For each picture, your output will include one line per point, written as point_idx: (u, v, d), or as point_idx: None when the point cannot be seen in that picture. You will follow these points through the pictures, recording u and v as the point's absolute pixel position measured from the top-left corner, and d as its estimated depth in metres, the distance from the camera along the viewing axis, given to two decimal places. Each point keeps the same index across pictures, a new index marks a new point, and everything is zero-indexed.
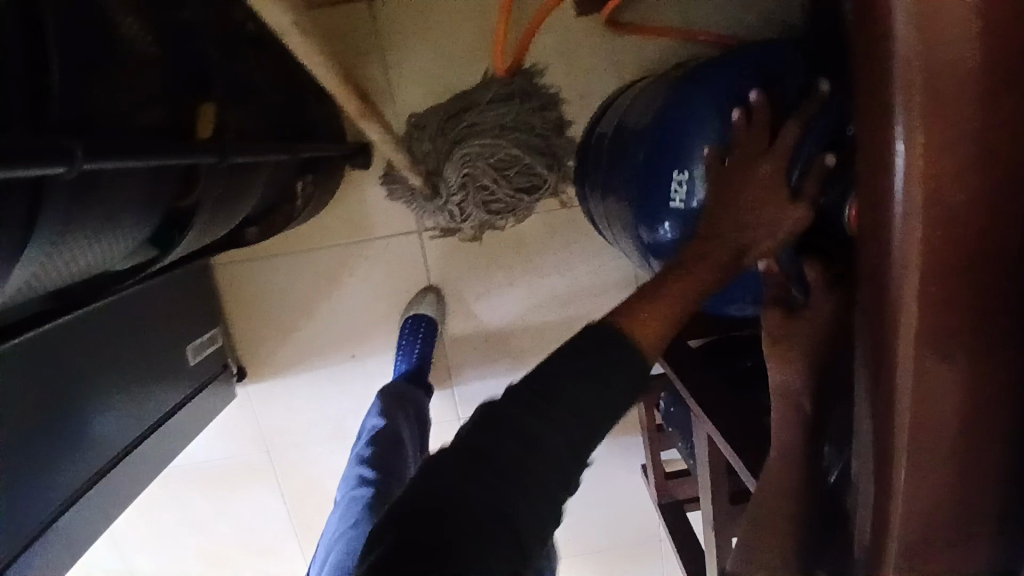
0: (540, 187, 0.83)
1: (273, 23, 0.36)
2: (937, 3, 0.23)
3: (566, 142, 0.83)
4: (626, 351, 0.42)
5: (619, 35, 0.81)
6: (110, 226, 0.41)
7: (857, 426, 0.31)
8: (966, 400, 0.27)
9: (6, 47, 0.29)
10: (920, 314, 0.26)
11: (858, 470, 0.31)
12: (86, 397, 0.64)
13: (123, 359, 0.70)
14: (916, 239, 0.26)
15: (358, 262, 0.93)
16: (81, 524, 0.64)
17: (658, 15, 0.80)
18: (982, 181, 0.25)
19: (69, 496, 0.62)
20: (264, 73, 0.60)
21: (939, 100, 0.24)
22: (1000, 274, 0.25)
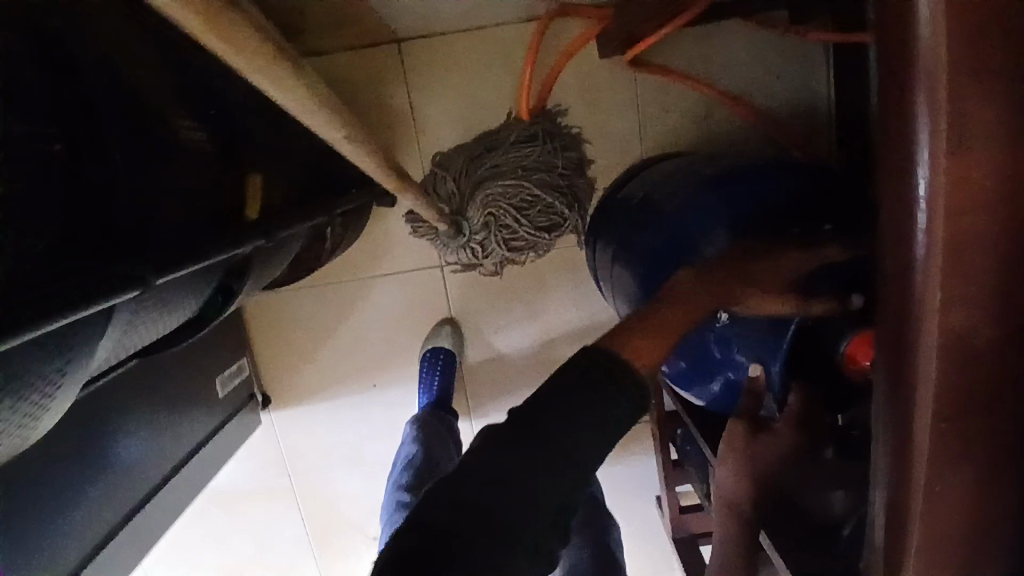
0: (561, 226, 0.84)
1: (311, 114, 0.38)
2: (963, 139, 0.23)
3: (586, 181, 0.84)
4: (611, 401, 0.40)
5: (641, 78, 0.82)
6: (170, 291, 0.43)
7: (875, 519, 0.32)
8: (969, 503, 0.29)
9: None
10: (933, 425, 0.27)
11: (870, 550, 0.33)
12: (115, 439, 0.65)
13: (153, 399, 0.72)
14: (933, 358, 0.26)
15: (381, 296, 0.95)
16: (115, 561, 0.66)
17: (680, 59, 0.81)
18: (996, 308, 0.25)
19: (95, 539, 0.64)
20: (298, 126, 0.62)
21: (959, 232, 0.24)
22: (1010, 396, 0.27)
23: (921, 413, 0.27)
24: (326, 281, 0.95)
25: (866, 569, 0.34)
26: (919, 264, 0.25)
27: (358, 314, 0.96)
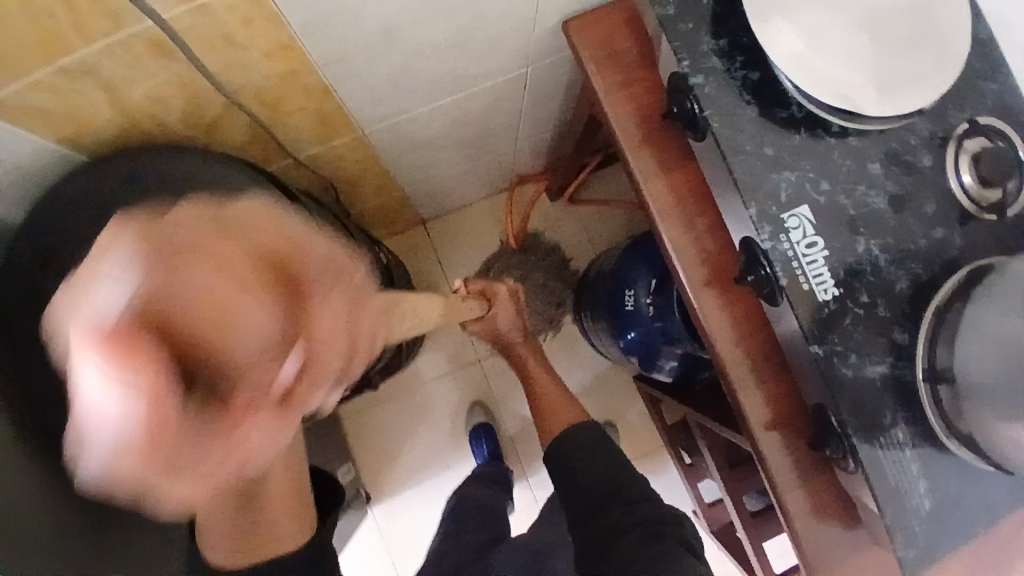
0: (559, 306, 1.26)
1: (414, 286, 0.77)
2: (666, 169, 0.67)
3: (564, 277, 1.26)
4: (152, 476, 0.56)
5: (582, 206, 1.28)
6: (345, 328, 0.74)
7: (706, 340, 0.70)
8: (730, 308, 0.67)
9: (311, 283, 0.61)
10: (701, 278, 0.67)
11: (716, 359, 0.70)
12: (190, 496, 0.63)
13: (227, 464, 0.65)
14: (690, 249, 0.67)
15: (437, 394, 1.27)
16: None
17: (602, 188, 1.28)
18: (703, 225, 0.67)
19: None
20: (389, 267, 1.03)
21: (676, 200, 0.67)
22: (726, 256, 0.67)
23: (695, 279, 0.67)
24: (400, 392, 1.26)
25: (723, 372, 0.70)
26: (668, 215, 0.67)
27: (425, 408, 1.27)
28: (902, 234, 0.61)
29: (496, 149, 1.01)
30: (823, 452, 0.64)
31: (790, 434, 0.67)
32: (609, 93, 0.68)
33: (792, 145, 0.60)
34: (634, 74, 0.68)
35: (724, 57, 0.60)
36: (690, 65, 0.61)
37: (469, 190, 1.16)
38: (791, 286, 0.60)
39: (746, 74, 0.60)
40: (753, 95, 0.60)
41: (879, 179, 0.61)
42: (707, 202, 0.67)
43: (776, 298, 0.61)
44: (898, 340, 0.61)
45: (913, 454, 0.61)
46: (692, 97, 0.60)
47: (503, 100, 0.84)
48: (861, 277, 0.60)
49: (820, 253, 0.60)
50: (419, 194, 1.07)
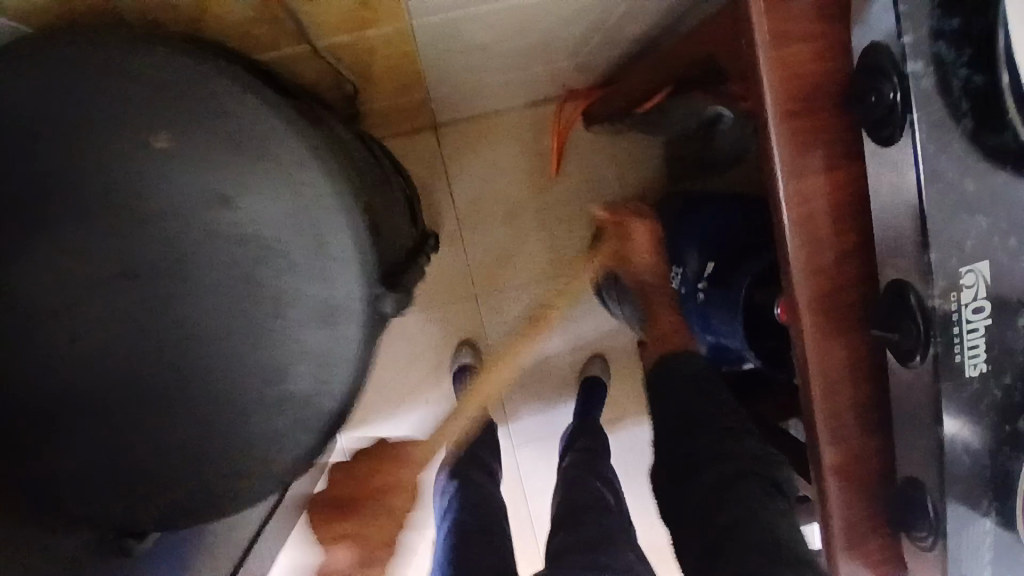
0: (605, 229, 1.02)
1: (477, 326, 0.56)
2: (809, 164, 0.52)
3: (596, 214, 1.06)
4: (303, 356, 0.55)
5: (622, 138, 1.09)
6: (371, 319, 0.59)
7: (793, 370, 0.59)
8: (837, 344, 0.56)
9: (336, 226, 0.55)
10: (811, 305, 0.55)
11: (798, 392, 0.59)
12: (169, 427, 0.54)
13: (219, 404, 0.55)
14: (809, 268, 0.54)
15: (422, 323, 1.14)
16: None
17: None
18: (837, 242, 0.54)
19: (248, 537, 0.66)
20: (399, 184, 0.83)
21: (811, 205, 0.53)
22: (854, 284, 0.54)
23: (805, 304, 0.55)
24: None
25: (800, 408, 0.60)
26: (795, 222, 0.53)
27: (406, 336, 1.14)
28: None
29: (547, 62, 0.81)
30: (902, 525, 0.57)
31: (860, 495, 0.59)
32: (760, 52, 0.50)
33: (992, 181, 0.46)
34: (804, 28, 0.50)
35: (952, 44, 0.43)
36: (911, 42, 0.43)
37: (497, 100, 0.96)
38: (940, 356, 0.48)
39: (969, 76, 0.44)
40: (966, 107, 0.44)
41: None
42: (850, 214, 0.53)
43: (913, 359, 0.50)
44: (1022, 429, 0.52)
45: (991, 544, 0.55)
46: (894, 87, 0.44)
47: (591, 13, 0.64)
48: (1013, 357, 0.50)
49: (984, 325, 0.48)
50: (441, 98, 0.86)
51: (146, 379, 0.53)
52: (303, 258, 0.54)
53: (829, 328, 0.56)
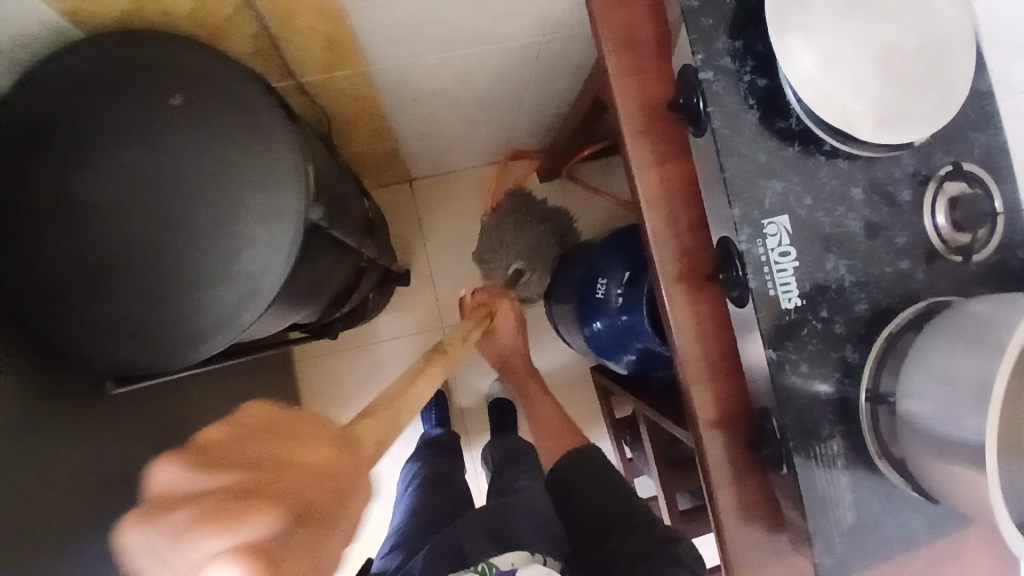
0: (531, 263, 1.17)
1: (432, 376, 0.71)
2: (657, 156, 0.69)
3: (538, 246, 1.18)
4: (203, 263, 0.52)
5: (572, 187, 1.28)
6: (264, 228, 0.52)
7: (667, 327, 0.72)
8: (694, 297, 0.70)
9: (232, 123, 0.52)
10: (669, 265, 0.69)
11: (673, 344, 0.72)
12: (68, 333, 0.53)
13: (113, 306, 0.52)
14: (665, 235, 0.69)
15: (394, 352, 1.27)
16: None
17: (595, 175, 1.29)
18: (686, 215, 0.69)
19: None
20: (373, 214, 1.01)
21: (662, 187, 0.69)
22: (705, 248, 0.69)
23: (665, 265, 0.70)
24: (357, 345, 1.27)
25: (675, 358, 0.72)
26: (649, 201, 0.69)
27: (377, 365, 1.27)
28: (870, 257, 0.64)
29: (492, 119, 1.02)
30: (763, 453, 0.67)
31: (730, 434, 0.70)
32: (615, 76, 0.69)
33: (784, 155, 0.62)
34: (647, 61, 0.69)
35: (737, 58, 0.62)
36: (702, 60, 0.62)
37: (462, 155, 1.17)
38: (759, 291, 0.62)
39: (754, 80, 0.62)
40: (754, 101, 0.62)
41: (857, 204, 0.64)
42: (692, 194, 0.69)
43: (743, 300, 0.63)
44: (850, 358, 0.63)
45: (844, 469, 0.64)
46: (699, 91, 0.62)
47: (514, 66, 0.84)
48: (825, 293, 0.63)
49: (793, 264, 0.62)
50: (411, 149, 1.07)
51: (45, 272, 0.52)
52: (257, 216, 0.52)
53: (686, 286, 0.70)
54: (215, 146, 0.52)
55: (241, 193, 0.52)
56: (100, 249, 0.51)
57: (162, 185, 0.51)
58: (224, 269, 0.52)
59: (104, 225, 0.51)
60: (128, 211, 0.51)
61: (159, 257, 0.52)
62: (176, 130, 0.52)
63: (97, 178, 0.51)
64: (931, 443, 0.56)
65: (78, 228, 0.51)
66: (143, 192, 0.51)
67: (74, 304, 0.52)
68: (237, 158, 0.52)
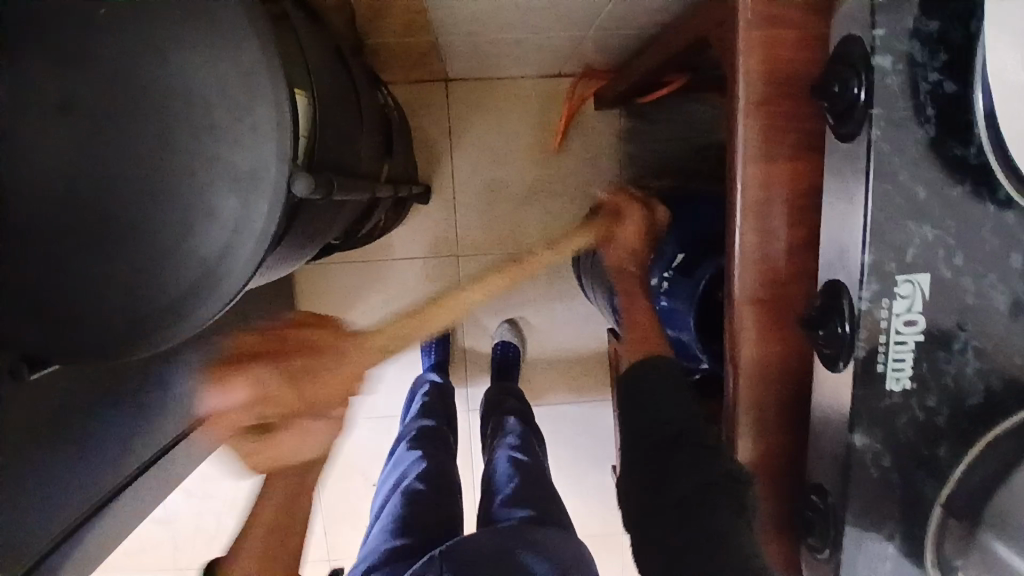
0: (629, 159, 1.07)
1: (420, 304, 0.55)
2: (770, 151, 0.52)
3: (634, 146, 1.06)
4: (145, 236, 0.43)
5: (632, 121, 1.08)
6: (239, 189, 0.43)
7: (726, 359, 0.59)
8: (771, 335, 0.56)
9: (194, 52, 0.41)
10: (750, 292, 0.55)
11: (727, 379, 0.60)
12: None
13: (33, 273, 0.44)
14: (755, 255, 0.54)
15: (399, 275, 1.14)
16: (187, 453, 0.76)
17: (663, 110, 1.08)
18: (788, 234, 0.53)
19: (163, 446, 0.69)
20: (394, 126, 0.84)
21: (766, 194, 0.53)
22: (802, 280, 0.54)
23: (745, 290, 0.55)
24: (361, 259, 1.14)
25: (725, 395, 0.60)
26: (745, 208, 0.53)
27: (379, 284, 1.15)
28: (1008, 342, 0.49)
29: (558, 27, 0.81)
30: (806, 527, 0.57)
31: (767, 493, 0.60)
32: (743, 29, 0.50)
33: (945, 195, 0.45)
34: (793, 13, 0.49)
35: (926, 44, 0.43)
36: (878, 37, 0.43)
37: (511, 62, 0.96)
38: (864, 361, 0.48)
39: (939, 81, 0.43)
40: (931, 112, 0.44)
41: (1013, 273, 0.48)
42: (804, 209, 0.53)
43: (837, 363, 0.50)
44: (940, 458, 0.51)
45: (891, 572, 0.54)
46: (861, 82, 0.44)
47: None
48: (938, 379, 0.49)
49: (913, 338, 0.47)
50: (453, 46, 0.87)
51: None
52: (220, 176, 0.43)
53: (765, 320, 0.56)
54: (165, 83, 0.41)
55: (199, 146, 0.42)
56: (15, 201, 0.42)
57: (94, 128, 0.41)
58: (179, 237, 0.43)
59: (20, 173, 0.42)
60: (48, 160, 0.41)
61: (104, 207, 0.42)
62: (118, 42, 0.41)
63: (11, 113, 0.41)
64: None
65: None
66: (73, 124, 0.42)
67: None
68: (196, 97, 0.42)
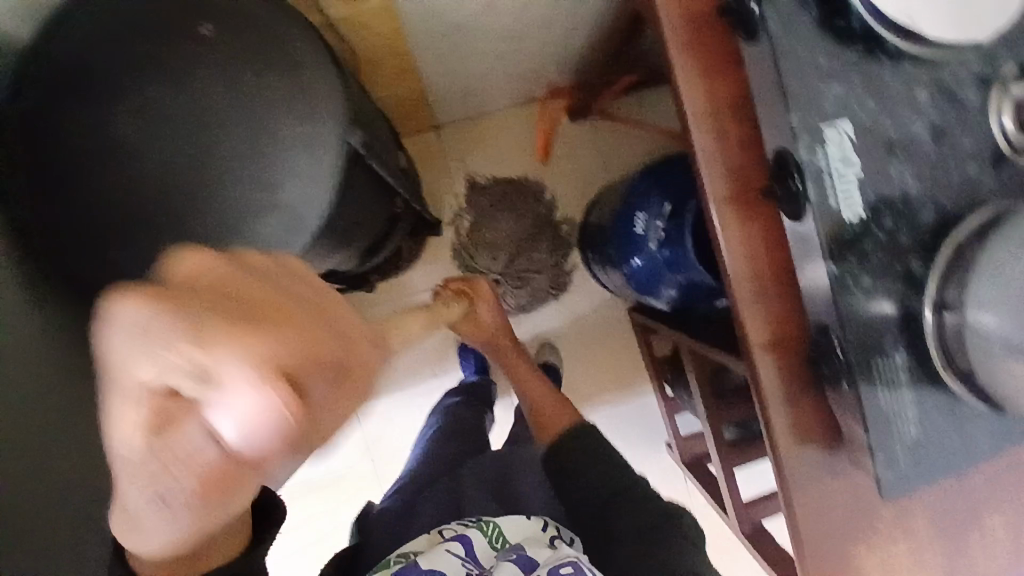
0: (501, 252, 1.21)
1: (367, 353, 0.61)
2: (700, 68, 0.65)
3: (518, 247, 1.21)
4: (228, 200, 0.55)
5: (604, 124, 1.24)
6: (309, 140, 0.57)
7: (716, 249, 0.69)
8: (743, 217, 0.67)
9: (221, 44, 0.55)
10: (718, 184, 0.67)
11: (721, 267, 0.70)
12: (107, 264, 0.57)
13: (149, 242, 0.56)
14: (710, 153, 0.66)
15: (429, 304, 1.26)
16: None
17: (628, 109, 1.24)
18: (732, 131, 0.66)
19: None
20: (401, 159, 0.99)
21: (708, 104, 0.66)
22: (754, 163, 0.66)
23: (711, 181, 0.67)
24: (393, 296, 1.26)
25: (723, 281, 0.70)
26: (693, 118, 0.66)
27: None
28: (937, 163, 0.60)
29: (519, 52, 0.98)
30: (818, 364, 0.65)
31: (784, 358, 0.68)
32: None
33: (842, 59, 0.58)
34: None
35: None
36: None
37: (490, 95, 1.13)
38: (819, 203, 0.59)
39: None
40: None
41: (923, 106, 0.60)
42: (740, 108, 0.66)
43: (799, 214, 0.61)
44: (915, 270, 0.60)
45: (908, 384, 0.61)
46: None
47: None
48: (889, 203, 0.59)
49: (855, 172, 0.59)
50: (437, 90, 1.04)
51: (88, 215, 0.56)
52: (294, 144, 0.56)
53: (738, 204, 0.67)
54: (240, 83, 0.55)
55: (266, 97, 0.55)
56: (139, 190, 0.55)
57: (179, 128, 0.55)
58: (267, 197, 0.56)
59: (138, 163, 0.55)
60: (146, 143, 0.55)
61: (191, 181, 0.55)
62: (209, 69, 0.55)
63: (117, 113, 0.54)
64: (998, 341, 0.56)
65: (108, 165, 0.55)
66: (165, 118, 0.54)
67: (109, 245, 0.56)
68: (231, 56, 0.55)
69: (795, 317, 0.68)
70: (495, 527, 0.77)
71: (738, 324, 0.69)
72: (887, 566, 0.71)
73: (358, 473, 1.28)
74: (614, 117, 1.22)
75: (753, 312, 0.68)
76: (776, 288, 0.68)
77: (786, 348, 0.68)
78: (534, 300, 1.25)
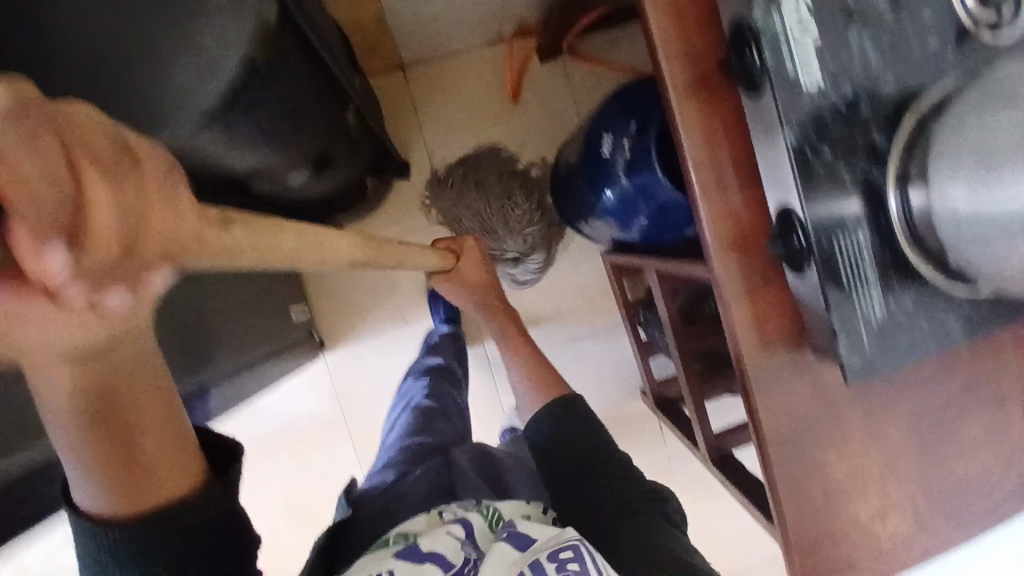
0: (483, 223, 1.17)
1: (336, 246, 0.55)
2: None
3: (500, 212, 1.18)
4: None
5: (574, 65, 1.22)
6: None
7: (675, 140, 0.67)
8: (703, 101, 0.64)
9: None
10: (676, 66, 0.64)
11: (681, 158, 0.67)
12: None
13: None
14: (667, 34, 0.63)
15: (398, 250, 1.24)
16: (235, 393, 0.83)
17: (598, 50, 1.21)
18: (690, 10, 0.63)
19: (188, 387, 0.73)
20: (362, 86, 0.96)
21: None
22: (713, 44, 0.64)
23: (668, 64, 0.64)
24: None
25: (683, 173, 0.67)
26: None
27: None
28: (897, 33, 0.58)
29: None
30: (777, 248, 0.62)
31: (744, 250, 0.66)
32: None
33: None
34: None
35: None
36: None
37: (456, 31, 1.11)
38: (776, 72, 0.57)
39: None
40: None
41: None
42: None
43: (758, 87, 0.58)
44: (876, 143, 0.58)
45: (872, 265, 0.58)
46: None
47: None
48: (848, 73, 0.57)
49: (812, 39, 0.57)
50: None
51: None
52: None
53: (697, 88, 0.64)
54: None
55: None
56: None
57: None
58: None
59: None
60: None
61: None
62: None
63: None
64: (964, 228, 0.51)
65: None
66: None
67: None
68: None
69: (757, 206, 0.65)
70: (494, 511, 0.71)
71: (699, 216, 0.66)
72: (858, 476, 0.68)
73: (328, 424, 1.25)
74: (583, 58, 1.20)
75: (714, 202, 0.65)
76: (737, 176, 0.65)
77: (748, 238, 0.65)
78: (538, 261, 1.22)
